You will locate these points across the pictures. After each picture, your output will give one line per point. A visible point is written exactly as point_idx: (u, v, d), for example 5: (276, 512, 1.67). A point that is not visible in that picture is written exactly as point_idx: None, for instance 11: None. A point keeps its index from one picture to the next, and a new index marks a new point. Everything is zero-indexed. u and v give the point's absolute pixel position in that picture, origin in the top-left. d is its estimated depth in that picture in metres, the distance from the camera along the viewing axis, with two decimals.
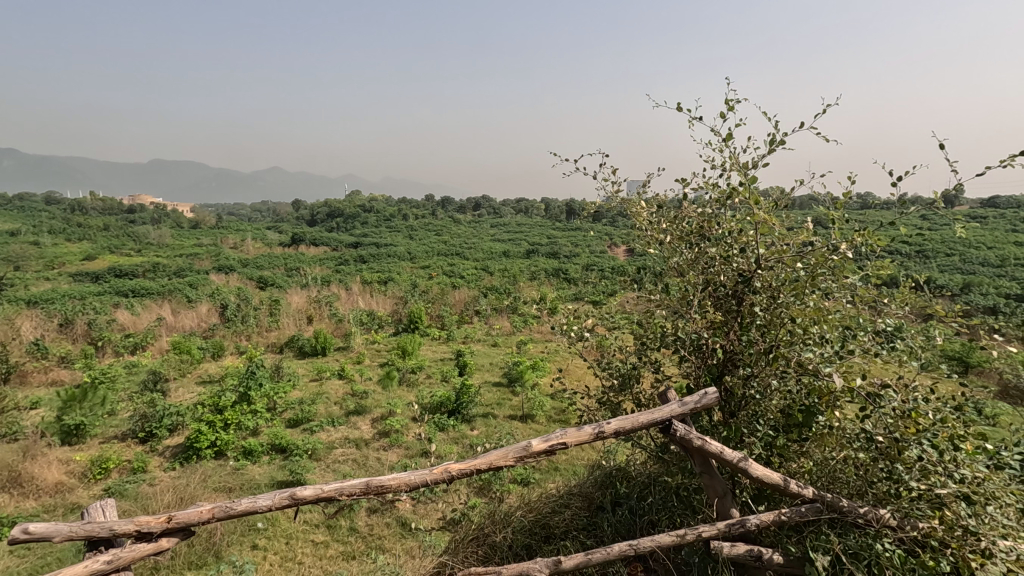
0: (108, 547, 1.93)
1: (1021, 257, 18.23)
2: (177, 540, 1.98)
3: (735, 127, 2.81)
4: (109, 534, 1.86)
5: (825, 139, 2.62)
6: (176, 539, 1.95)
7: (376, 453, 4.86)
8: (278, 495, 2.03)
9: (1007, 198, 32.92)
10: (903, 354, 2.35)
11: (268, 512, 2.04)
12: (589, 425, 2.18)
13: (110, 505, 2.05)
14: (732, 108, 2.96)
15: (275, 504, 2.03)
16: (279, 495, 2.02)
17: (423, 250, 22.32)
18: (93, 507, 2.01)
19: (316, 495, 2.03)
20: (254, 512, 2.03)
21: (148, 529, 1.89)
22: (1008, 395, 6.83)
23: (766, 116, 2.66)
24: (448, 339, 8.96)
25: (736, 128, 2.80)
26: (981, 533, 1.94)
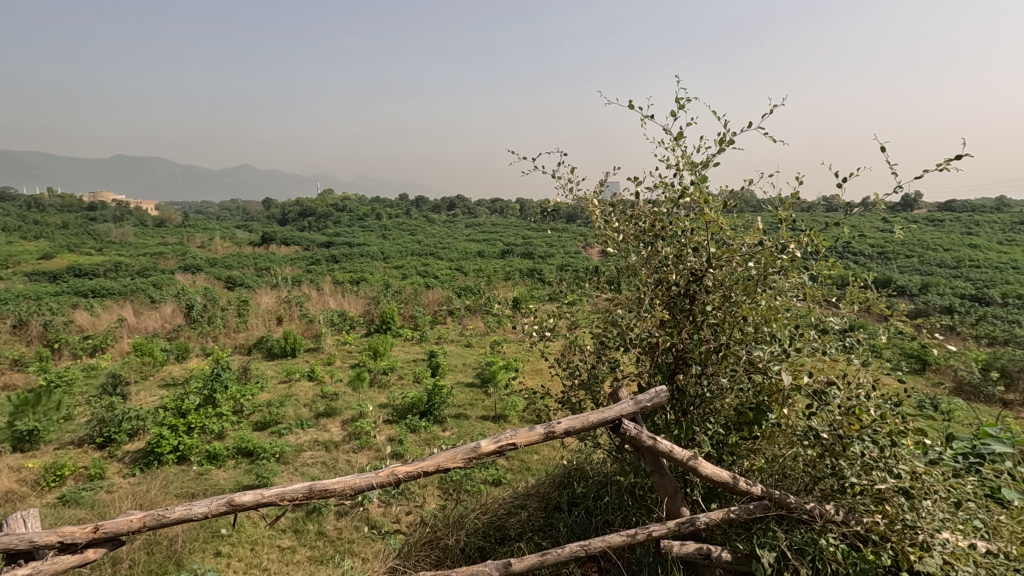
0: (28, 560, 1.83)
1: (974, 258, 19.05)
2: (106, 550, 1.91)
3: (686, 126, 2.85)
4: (29, 545, 1.78)
5: (773, 140, 2.68)
6: (103, 549, 1.88)
7: (346, 455, 4.80)
8: (215, 502, 1.96)
9: (962, 202, 34.40)
10: (847, 353, 2.43)
11: (205, 518, 1.97)
12: (540, 425, 2.18)
13: (31, 515, 1.96)
14: (683, 109, 3.00)
15: (213, 511, 1.96)
16: (217, 500, 1.96)
17: (397, 250, 22.14)
18: (13, 517, 1.91)
19: (257, 499, 1.97)
20: (190, 520, 1.95)
21: (73, 539, 1.81)
22: (963, 390, 7.12)
23: (716, 116, 2.71)
24: (422, 340, 8.89)
25: (687, 127, 2.85)
26: (919, 526, 2.02)
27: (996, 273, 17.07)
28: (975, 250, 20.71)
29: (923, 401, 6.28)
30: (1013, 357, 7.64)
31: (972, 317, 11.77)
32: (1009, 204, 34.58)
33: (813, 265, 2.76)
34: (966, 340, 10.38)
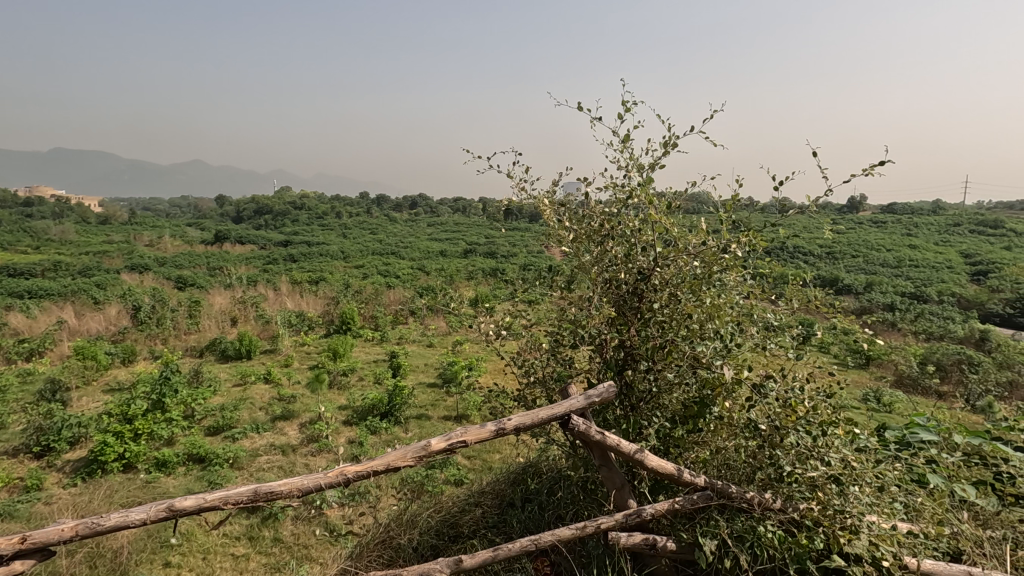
0: None
1: (913, 258, 20.17)
2: (34, 562, 1.80)
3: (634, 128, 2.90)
4: None
5: (714, 143, 2.78)
6: (32, 562, 1.78)
7: (304, 458, 4.69)
8: (155, 507, 1.89)
9: (902, 203, 36.34)
10: (784, 348, 2.54)
11: (142, 526, 1.89)
12: (490, 422, 2.19)
13: None
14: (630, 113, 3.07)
15: (151, 517, 1.89)
16: (156, 506, 1.88)
17: (357, 249, 21.79)
18: None
19: (199, 504, 1.90)
20: (127, 527, 1.87)
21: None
22: (902, 383, 7.54)
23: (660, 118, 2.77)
24: (383, 340, 8.78)
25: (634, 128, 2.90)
26: (847, 510, 2.11)
27: (932, 272, 18.14)
28: (914, 251, 21.93)
29: (867, 395, 6.62)
30: (947, 350, 8.14)
31: (911, 314, 12.44)
32: (945, 207, 36.76)
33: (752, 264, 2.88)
34: (905, 336, 11.02)
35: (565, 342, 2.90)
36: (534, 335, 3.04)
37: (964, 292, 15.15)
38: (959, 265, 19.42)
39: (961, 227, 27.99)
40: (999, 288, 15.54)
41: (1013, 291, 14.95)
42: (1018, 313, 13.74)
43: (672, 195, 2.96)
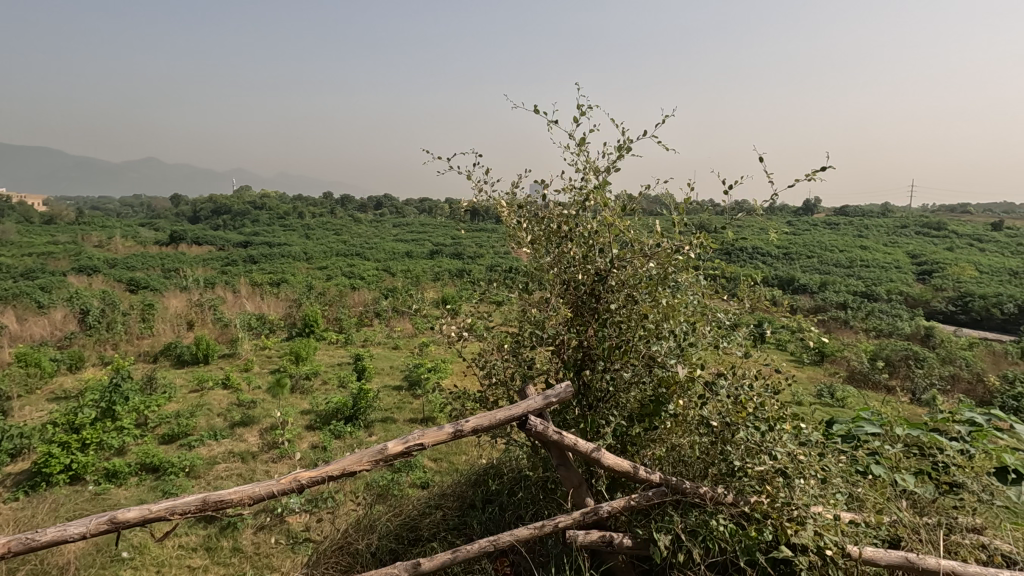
0: None
1: (864, 258, 21.05)
2: None
3: (589, 131, 2.94)
4: None
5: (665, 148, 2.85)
6: None
7: (265, 465, 4.57)
8: (96, 520, 1.81)
9: (853, 206, 37.94)
10: (734, 346, 2.62)
11: (82, 540, 1.81)
12: (448, 424, 2.17)
13: None
14: (585, 117, 3.11)
15: (92, 531, 1.81)
16: (97, 519, 1.80)
17: (321, 250, 21.35)
18: None
19: (143, 516, 1.83)
20: (65, 542, 1.79)
21: None
22: (855, 378, 7.86)
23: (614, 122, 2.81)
24: (347, 343, 8.64)
25: (590, 132, 2.94)
26: (793, 501, 2.16)
27: (881, 272, 18.98)
28: (865, 252, 22.90)
29: (821, 392, 6.87)
30: (895, 347, 8.53)
31: (862, 312, 13.00)
32: (893, 210, 38.51)
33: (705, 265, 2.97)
34: (857, 333, 11.49)
35: (525, 344, 2.91)
36: (495, 336, 3.04)
37: (911, 291, 15.91)
38: (906, 265, 20.39)
39: (908, 229, 29.38)
40: (942, 287, 16.39)
41: (955, 289, 15.79)
42: (960, 310, 14.51)
43: (626, 196, 3.02)
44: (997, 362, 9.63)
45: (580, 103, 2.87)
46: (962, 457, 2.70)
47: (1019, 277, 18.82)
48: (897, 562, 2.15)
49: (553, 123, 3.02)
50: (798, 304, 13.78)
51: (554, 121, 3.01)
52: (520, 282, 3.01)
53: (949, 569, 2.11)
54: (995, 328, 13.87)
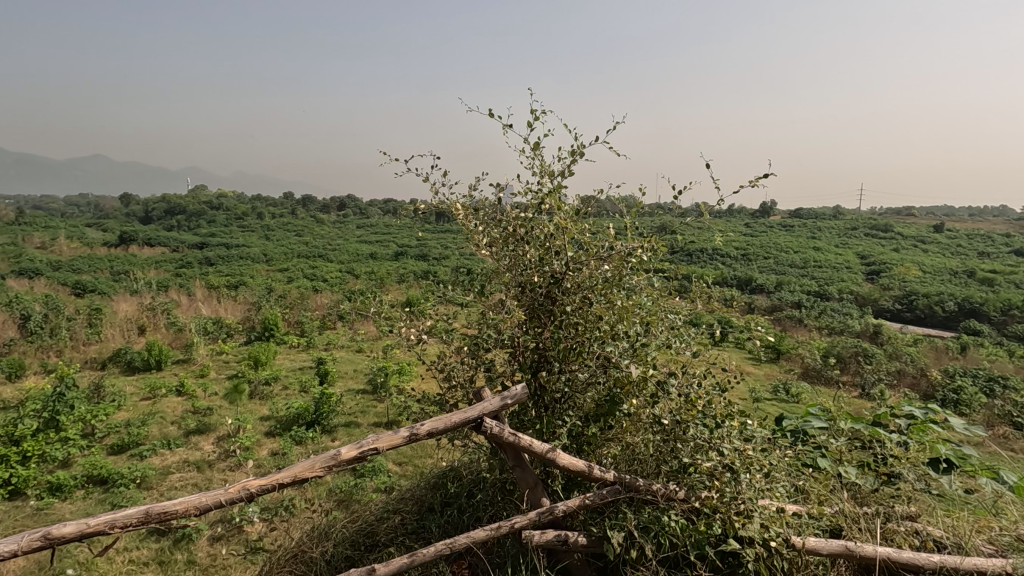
0: None
1: (817, 259, 21.91)
2: None
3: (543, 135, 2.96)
4: None
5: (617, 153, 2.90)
6: None
7: (222, 474, 4.42)
8: (29, 537, 1.72)
9: (807, 210, 39.45)
10: (684, 347, 2.70)
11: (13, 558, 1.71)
12: (403, 427, 2.14)
13: None
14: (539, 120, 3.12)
15: (25, 548, 1.72)
16: (30, 536, 1.71)
17: (282, 252, 20.85)
18: None
19: (81, 530, 1.74)
20: None
21: None
22: (808, 375, 8.18)
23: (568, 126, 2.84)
24: (309, 347, 8.46)
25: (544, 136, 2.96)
26: (740, 496, 2.21)
27: (833, 272, 19.80)
28: (818, 253, 23.83)
29: (778, 388, 7.11)
30: (846, 344, 8.93)
31: (815, 311, 13.52)
32: (843, 213, 40.22)
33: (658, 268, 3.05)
34: (810, 331, 11.96)
35: (483, 345, 2.90)
36: (456, 338, 3.02)
37: (861, 290, 16.65)
38: (856, 265, 21.32)
39: (858, 231, 30.75)
40: (888, 286, 17.23)
41: (900, 288, 16.60)
42: (905, 308, 15.27)
43: (579, 199, 3.05)
44: (939, 358, 10.17)
45: (533, 107, 2.89)
46: (901, 449, 2.77)
47: (958, 277, 19.93)
48: (837, 550, 2.25)
49: (507, 126, 3.01)
50: (756, 304, 14.24)
51: (510, 125, 3.00)
52: (477, 284, 3.01)
53: (884, 555, 2.23)
54: (937, 325, 14.65)
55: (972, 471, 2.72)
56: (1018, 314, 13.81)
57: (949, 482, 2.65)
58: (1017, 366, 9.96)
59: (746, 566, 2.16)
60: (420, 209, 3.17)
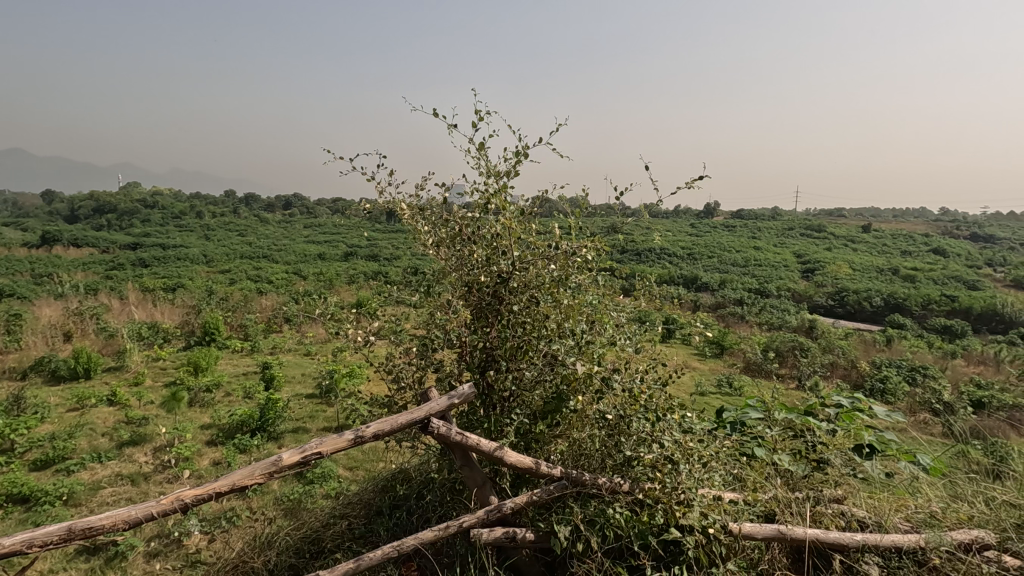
0: None
1: (757, 258, 22.93)
2: None
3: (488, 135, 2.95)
4: None
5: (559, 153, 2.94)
6: None
7: (159, 487, 4.20)
8: None
9: (748, 211, 41.19)
10: (627, 343, 2.77)
11: None
12: (348, 430, 2.09)
13: None
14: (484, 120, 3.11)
15: None
16: None
17: (223, 252, 20.00)
18: None
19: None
20: None
21: None
22: (750, 368, 8.55)
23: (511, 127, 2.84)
24: (254, 351, 8.15)
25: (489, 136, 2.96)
26: (680, 485, 2.28)
27: (772, 271, 20.77)
28: (758, 252, 24.95)
29: (722, 383, 7.40)
30: (783, 339, 9.38)
31: (756, 307, 14.15)
32: (781, 214, 42.27)
33: (601, 266, 3.11)
34: (752, 326, 12.51)
35: (432, 346, 2.88)
36: (404, 339, 2.99)
37: (797, 287, 17.56)
38: (792, 264, 22.45)
39: (794, 231, 32.36)
40: (822, 284, 18.24)
41: (832, 285, 17.59)
42: (838, 304, 16.21)
43: (526, 199, 3.06)
44: (867, 350, 10.85)
45: (477, 107, 2.88)
46: (830, 436, 2.92)
47: (884, 274, 21.31)
48: (771, 534, 2.36)
49: (452, 126, 2.96)
50: (701, 301, 14.76)
51: (454, 125, 2.94)
52: (424, 285, 2.98)
53: (814, 537, 2.36)
54: (865, 320, 15.61)
55: (893, 454, 2.89)
56: (936, 308, 14.91)
57: (871, 465, 2.80)
58: (935, 356, 10.76)
59: (686, 554, 2.24)
60: (366, 209, 3.10)
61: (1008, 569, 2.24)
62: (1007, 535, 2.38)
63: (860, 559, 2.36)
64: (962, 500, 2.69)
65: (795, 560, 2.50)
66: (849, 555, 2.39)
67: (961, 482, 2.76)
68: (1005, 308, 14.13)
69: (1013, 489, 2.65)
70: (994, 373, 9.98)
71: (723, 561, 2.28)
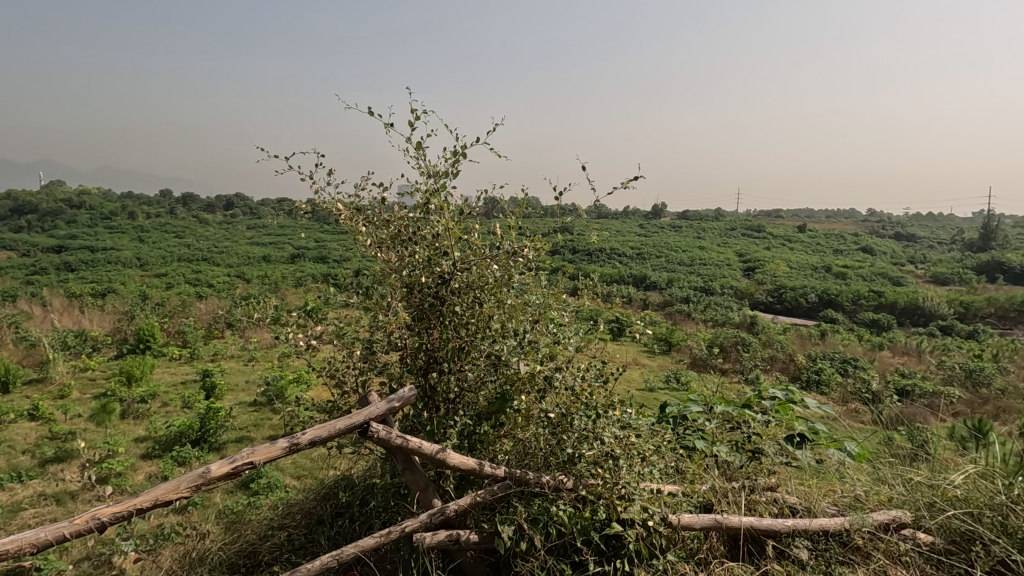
0: None
1: (701, 257, 23.77)
2: None
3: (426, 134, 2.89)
4: None
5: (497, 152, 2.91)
6: None
7: (87, 505, 3.94)
8: None
9: (692, 211, 42.60)
10: (568, 343, 2.81)
11: None
12: (282, 438, 2.02)
13: None
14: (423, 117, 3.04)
15: None
16: None
17: (159, 255, 18.97)
18: None
19: None
20: None
21: None
22: (696, 364, 8.84)
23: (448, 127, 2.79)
24: (193, 358, 7.77)
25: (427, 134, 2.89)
26: (620, 481, 2.34)
27: (716, 269, 21.58)
28: (703, 251, 25.83)
29: (669, 379, 7.61)
30: (726, 335, 9.77)
31: (701, 305, 14.67)
32: (724, 215, 43.96)
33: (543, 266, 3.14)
34: (697, 323, 12.95)
35: (376, 349, 2.84)
36: (348, 342, 2.92)
37: (739, 285, 18.29)
38: (734, 263, 23.40)
39: (736, 231, 33.72)
40: (761, 281, 19.10)
41: (772, 283, 18.45)
42: (776, 300, 17.02)
43: (466, 199, 3.05)
44: (803, 343, 11.44)
45: (413, 106, 2.81)
46: (763, 426, 3.05)
47: (818, 271, 22.51)
48: (708, 524, 2.45)
49: (389, 126, 2.88)
50: (650, 300, 15.17)
51: (392, 124, 2.87)
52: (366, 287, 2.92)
53: (748, 525, 2.47)
54: (801, 315, 16.45)
55: (822, 443, 3.05)
56: (865, 303, 15.88)
57: (802, 453, 2.94)
58: (864, 348, 11.46)
59: (627, 548, 2.29)
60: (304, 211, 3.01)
61: (922, 545, 2.41)
62: (921, 514, 2.56)
63: (791, 543, 2.48)
64: (883, 484, 2.88)
65: (731, 547, 2.59)
66: (780, 540, 2.51)
67: (882, 467, 2.94)
68: (925, 302, 15.20)
69: (928, 471, 2.84)
70: (916, 363, 10.71)
71: (663, 553, 2.35)
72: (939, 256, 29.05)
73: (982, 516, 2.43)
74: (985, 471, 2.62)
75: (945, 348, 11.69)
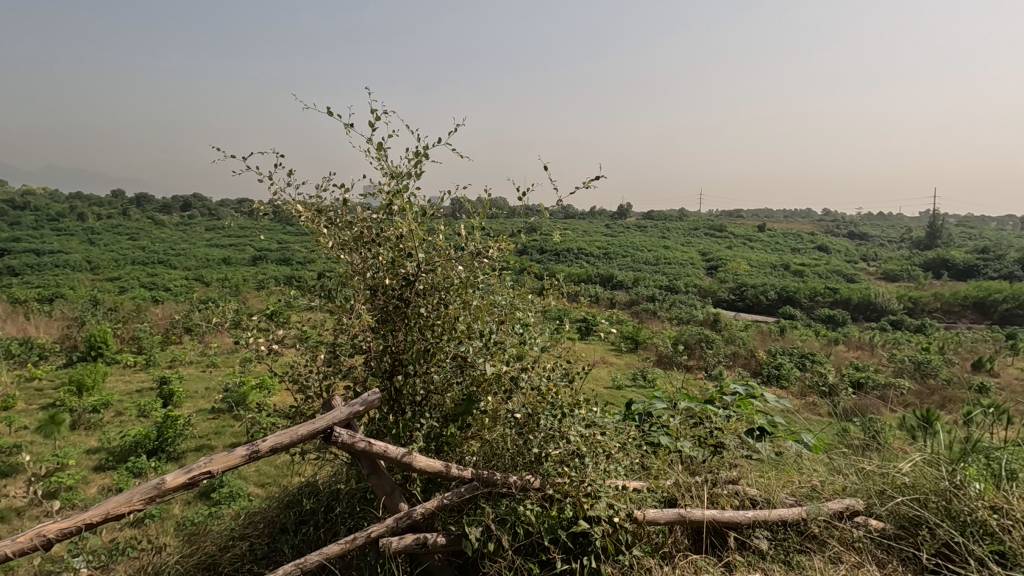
0: None
1: (666, 257, 24.24)
2: None
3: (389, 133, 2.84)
4: None
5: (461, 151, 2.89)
6: None
7: (35, 522, 3.75)
8: None
9: (656, 212, 43.35)
10: (534, 342, 2.82)
11: None
12: (242, 446, 1.96)
13: None
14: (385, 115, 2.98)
15: None
16: None
17: (111, 258, 18.19)
18: None
19: None
20: None
21: None
22: (662, 361, 9.00)
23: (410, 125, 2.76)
24: (149, 365, 7.49)
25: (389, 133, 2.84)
26: (587, 479, 2.37)
27: (680, 268, 22.04)
28: (668, 251, 26.32)
29: (636, 377, 7.71)
30: (691, 332, 9.98)
31: (666, 303, 14.95)
32: (687, 215, 44.91)
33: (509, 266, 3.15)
34: (663, 321, 13.19)
35: (341, 352, 2.79)
36: (310, 346, 2.86)
37: (703, 284, 18.70)
38: (698, 262, 23.93)
39: (699, 231, 34.50)
40: (724, 280, 19.58)
41: (734, 281, 18.94)
42: (738, 298, 17.48)
43: (430, 200, 3.02)
44: (764, 340, 11.78)
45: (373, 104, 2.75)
46: (725, 421, 3.13)
47: (777, 270, 23.23)
48: (672, 518, 2.50)
49: (350, 125, 2.81)
50: (616, 299, 15.37)
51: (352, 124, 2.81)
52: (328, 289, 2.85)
53: (710, 518, 2.53)
54: (762, 312, 16.94)
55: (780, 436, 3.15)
56: (821, 299, 16.47)
57: (762, 446, 3.03)
58: (821, 343, 11.88)
59: (594, 545, 2.32)
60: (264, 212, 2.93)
61: (873, 531, 2.52)
62: (872, 501, 2.67)
63: (751, 534, 2.55)
64: (838, 473, 2.99)
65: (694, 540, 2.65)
66: (742, 532, 2.59)
67: (837, 457, 3.05)
68: (877, 298, 15.85)
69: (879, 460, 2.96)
70: (869, 356, 11.17)
71: (629, 548, 2.39)
72: (890, 254, 30.35)
73: (928, 501, 2.55)
74: (930, 459, 2.74)
75: (895, 342, 12.23)
